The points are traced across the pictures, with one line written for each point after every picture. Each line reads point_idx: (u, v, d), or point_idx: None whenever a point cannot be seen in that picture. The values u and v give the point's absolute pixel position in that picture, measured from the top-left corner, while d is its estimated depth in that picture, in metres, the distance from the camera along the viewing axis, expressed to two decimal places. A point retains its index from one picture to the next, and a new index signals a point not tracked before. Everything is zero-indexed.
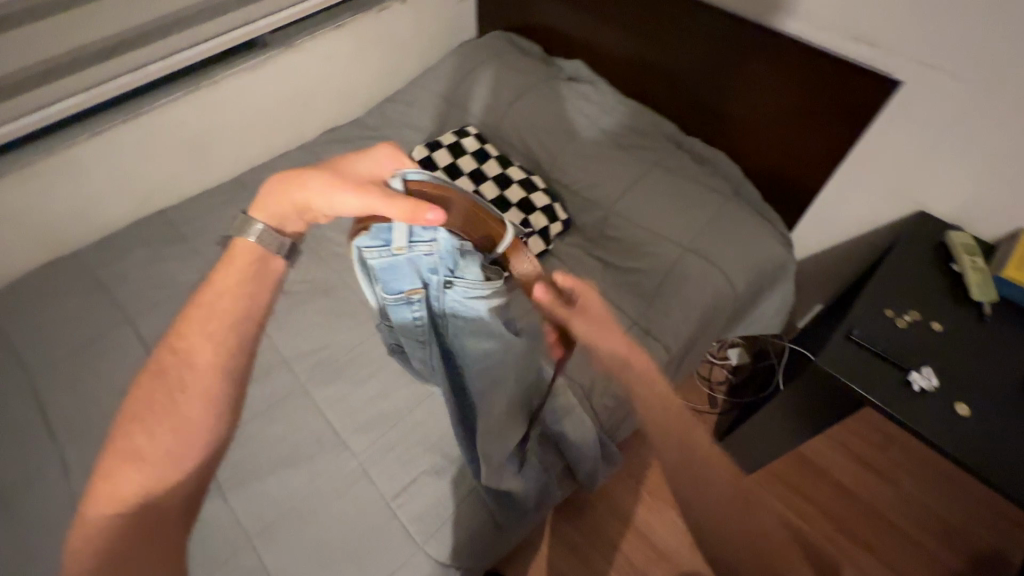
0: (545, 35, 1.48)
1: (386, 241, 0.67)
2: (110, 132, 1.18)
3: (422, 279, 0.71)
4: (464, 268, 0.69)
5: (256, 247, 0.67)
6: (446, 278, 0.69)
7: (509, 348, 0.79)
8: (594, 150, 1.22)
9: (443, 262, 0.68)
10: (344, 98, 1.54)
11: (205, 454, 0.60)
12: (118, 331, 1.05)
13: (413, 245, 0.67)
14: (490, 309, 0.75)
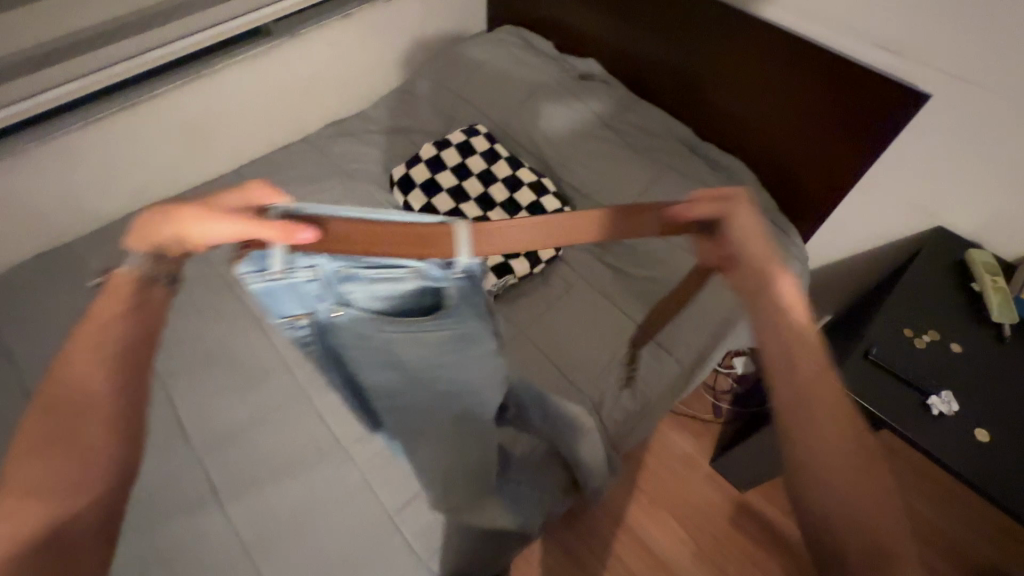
0: (557, 31, 1.44)
1: (260, 267, 0.54)
2: (107, 121, 1.13)
3: (307, 303, 0.61)
4: (352, 295, 0.61)
5: (134, 276, 0.52)
6: (334, 304, 0.61)
7: (414, 379, 0.73)
8: (607, 153, 1.19)
9: (329, 289, 0.59)
10: (348, 90, 1.49)
11: (106, 484, 0.44)
12: None
13: (294, 271, 0.56)
14: (391, 338, 0.66)
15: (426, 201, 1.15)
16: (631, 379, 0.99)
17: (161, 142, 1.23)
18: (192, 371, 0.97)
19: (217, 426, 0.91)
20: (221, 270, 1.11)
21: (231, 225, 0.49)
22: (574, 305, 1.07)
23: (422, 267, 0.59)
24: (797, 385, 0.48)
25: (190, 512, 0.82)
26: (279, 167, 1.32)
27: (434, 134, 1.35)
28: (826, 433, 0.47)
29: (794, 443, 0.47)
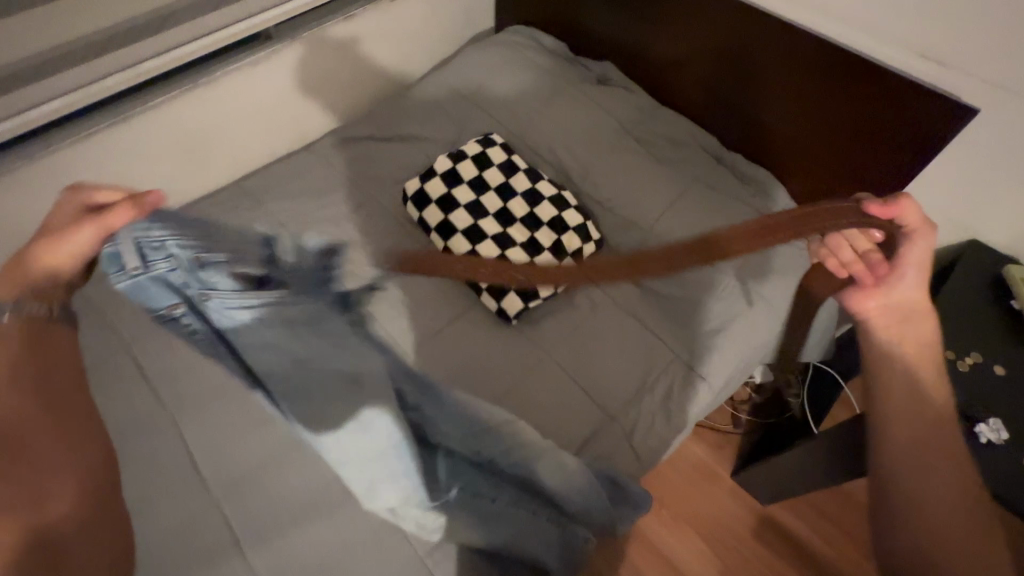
0: (572, 32, 1.38)
1: (117, 263, 0.50)
2: (97, 135, 1.06)
3: (177, 294, 0.54)
4: (216, 278, 0.53)
5: (27, 318, 0.57)
6: (202, 291, 0.53)
7: (328, 369, 0.61)
8: (629, 164, 1.14)
9: (191, 274, 0.52)
10: (351, 94, 1.42)
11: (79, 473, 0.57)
12: (115, 359, 0.96)
13: (149, 262, 0.51)
14: (281, 318, 0.57)
15: (444, 217, 1.10)
16: (664, 404, 0.95)
17: (160, 156, 1.17)
18: (204, 406, 0.92)
19: (234, 466, 0.87)
20: None
21: (86, 229, 0.54)
22: (600, 324, 1.03)
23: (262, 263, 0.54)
24: (906, 427, 0.58)
25: (210, 561, 0.78)
26: (281, 177, 1.25)
27: (445, 142, 1.29)
28: (928, 460, 0.56)
29: (898, 483, 0.56)
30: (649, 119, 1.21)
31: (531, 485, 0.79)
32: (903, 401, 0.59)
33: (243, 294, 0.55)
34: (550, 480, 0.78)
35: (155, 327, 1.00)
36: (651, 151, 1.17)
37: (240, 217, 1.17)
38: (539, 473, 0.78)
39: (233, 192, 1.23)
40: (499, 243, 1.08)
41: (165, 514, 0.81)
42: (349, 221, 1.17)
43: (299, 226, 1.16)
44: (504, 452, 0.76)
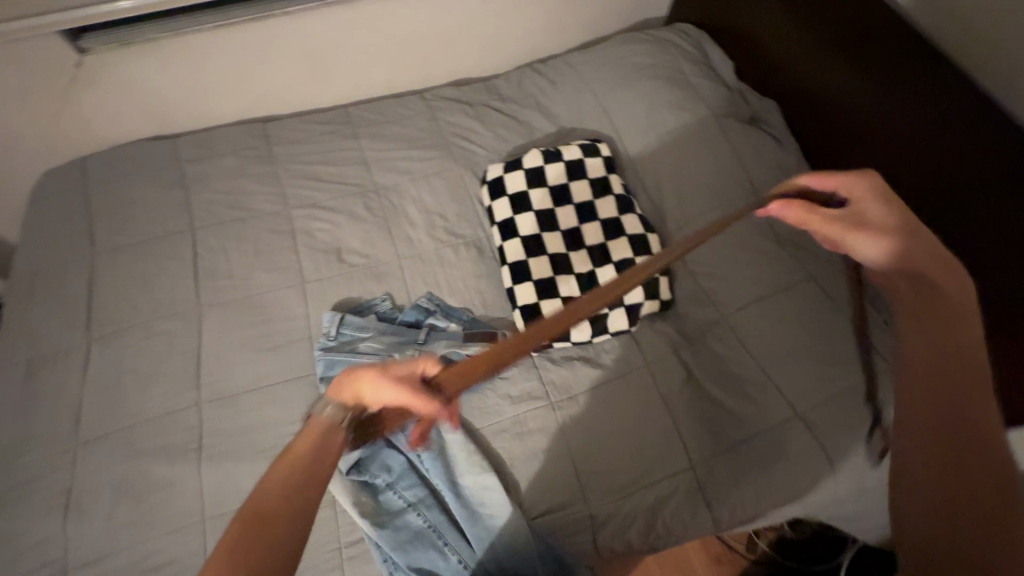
0: (745, 50, 1.16)
1: (429, 302, 0.97)
2: (236, 27, 1.11)
3: (420, 316, 0.95)
4: (438, 316, 0.95)
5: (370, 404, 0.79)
6: (433, 315, 0.95)
7: None
8: (738, 230, 0.95)
9: (448, 312, 0.96)
10: (489, 51, 1.35)
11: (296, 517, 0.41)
12: (180, 239, 1.04)
13: (441, 304, 0.97)
14: (444, 348, 0.89)
15: (511, 216, 1.02)
16: (649, 516, 0.82)
17: (285, 59, 1.19)
18: (230, 313, 0.97)
19: (228, 380, 0.91)
20: (292, 215, 1.08)
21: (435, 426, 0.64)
22: (623, 396, 0.89)
23: (453, 332, 0.92)
24: (931, 367, 0.44)
25: (173, 458, 0.84)
26: (385, 115, 1.23)
27: (555, 133, 1.18)
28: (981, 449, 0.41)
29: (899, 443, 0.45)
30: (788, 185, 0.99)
31: (450, 510, 0.82)
32: (914, 344, 0.46)
33: (442, 326, 0.94)
34: (467, 491, 0.82)
35: (222, 223, 1.07)
36: (775, 223, 0.96)
37: (333, 144, 1.17)
38: (455, 493, 0.82)
39: (338, 116, 1.23)
40: (554, 265, 0.98)
41: (161, 397, 0.89)
42: (426, 182, 1.12)
43: (379, 170, 1.14)
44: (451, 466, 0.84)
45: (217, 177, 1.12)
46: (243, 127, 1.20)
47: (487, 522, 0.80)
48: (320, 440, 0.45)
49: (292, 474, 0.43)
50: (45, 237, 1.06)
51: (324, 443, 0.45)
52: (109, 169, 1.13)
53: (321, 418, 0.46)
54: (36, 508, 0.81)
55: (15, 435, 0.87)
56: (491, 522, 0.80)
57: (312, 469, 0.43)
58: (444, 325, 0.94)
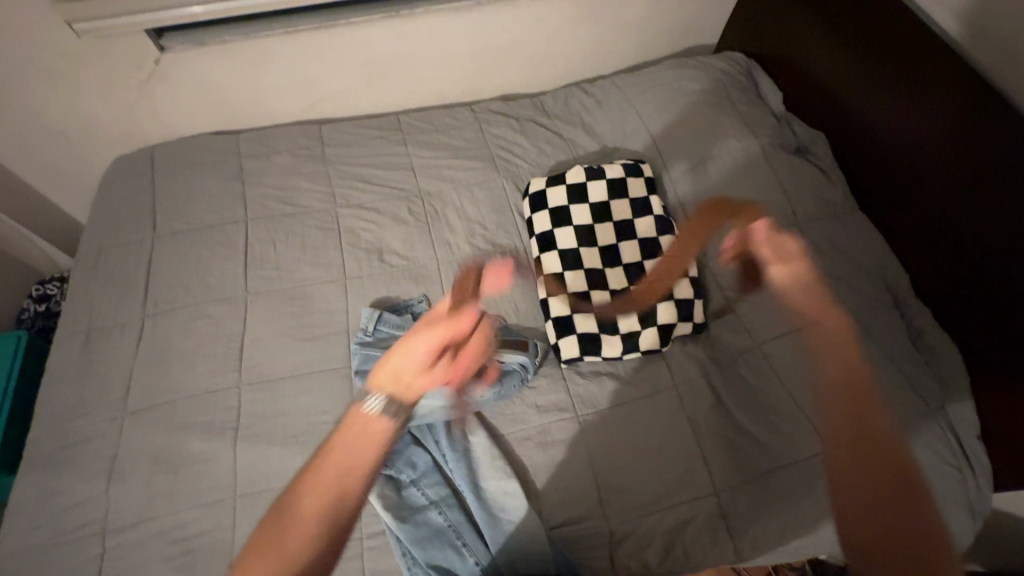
0: (794, 81, 1.16)
1: None
2: (302, 34, 1.17)
3: None
4: None
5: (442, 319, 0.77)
6: None
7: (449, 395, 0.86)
8: (776, 257, 0.95)
9: None
10: (538, 69, 1.39)
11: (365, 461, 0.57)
12: (234, 229, 1.10)
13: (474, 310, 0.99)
14: None
15: (550, 229, 1.05)
16: (667, 539, 0.81)
17: (344, 65, 1.25)
18: (274, 302, 1.02)
19: (267, 365, 0.95)
20: (339, 214, 1.12)
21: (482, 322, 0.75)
22: (650, 415, 0.89)
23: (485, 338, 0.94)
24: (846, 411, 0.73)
25: (211, 435, 0.88)
26: (433, 124, 1.27)
27: (598, 152, 1.20)
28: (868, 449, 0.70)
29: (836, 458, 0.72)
30: (831, 217, 0.99)
31: (470, 511, 0.84)
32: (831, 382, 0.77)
33: None
34: (488, 494, 0.83)
35: (273, 216, 1.12)
36: (816, 254, 0.95)
37: (383, 149, 1.22)
38: (475, 494, 0.83)
39: (389, 122, 1.28)
40: (589, 281, 1.00)
41: (205, 376, 0.94)
42: (468, 190, 1.15)
43: (424, 176, 1.18)
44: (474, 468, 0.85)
45: (271, 172, 1.18)
46: (299, 128, 1.26)
47: (506, 527, 0.80)
48: (358, 437, 0.58)
49: (327, 473, 0.55)
50: (112, 217, 1.13)
51: (356, 446, 0.57)
52: (174, 159, 1.21)
53: (361, 410, 0.59)
54: (83, 470, 0.86)
55: (68, 399, 0.93)
56: (509, 527, 0.80)
57: (345, 470, 0.55)
58: None
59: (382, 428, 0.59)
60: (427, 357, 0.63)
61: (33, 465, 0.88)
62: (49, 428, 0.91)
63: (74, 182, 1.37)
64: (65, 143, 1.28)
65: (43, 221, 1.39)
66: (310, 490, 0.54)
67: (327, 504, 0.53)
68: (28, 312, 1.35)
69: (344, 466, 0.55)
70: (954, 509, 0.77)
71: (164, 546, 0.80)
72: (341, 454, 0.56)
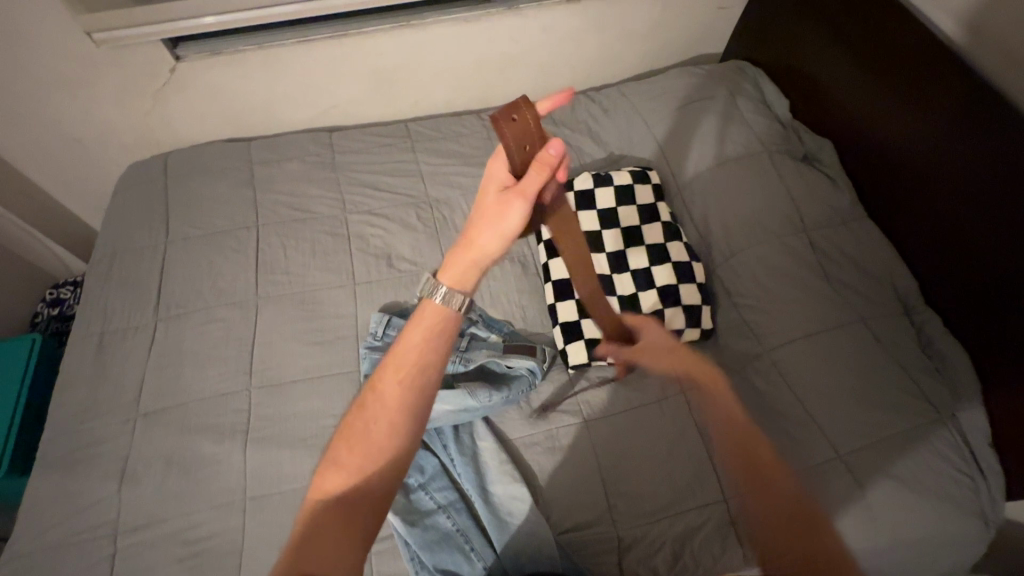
0: (800, 89, 1.17)
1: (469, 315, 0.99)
2: (314, 43, 1.19)
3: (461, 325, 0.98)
4: (479, 327, 0.98)
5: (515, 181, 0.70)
6: (473, 325, 0.98)
7: (461, 403, 0.87)
8: (783, 263, 0.95)
9: (488, 323, 0.99)
10: (545, 78, 1.40)
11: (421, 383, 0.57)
12: (246, 234, 1.12)
13: (481, 316, 0.99)
14: (486, 358, 0.92)
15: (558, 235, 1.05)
16: (677, 545, 0.80)
17: (354, 74, 1.27)
18: (284, 306, 1.03)
19: (278, 369, 0.96)
20: (349, 220, 1.14)
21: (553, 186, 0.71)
22: (657, 420, 0.89)
23: (494, 344, 0.95)
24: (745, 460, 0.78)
25: (222, 438, 0.89)
26: (442, 132, 1.29)
27: (605, 159, 1.21)
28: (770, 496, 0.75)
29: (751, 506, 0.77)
30: (838, 224, 0.99)
31: (476, 513, 0.84)
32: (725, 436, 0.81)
33: (483, 336, 0.97)
34: (495, 497, 0.83)
35: (284, 222, 1.13)
36: (823, 260, 0.95)
37: (392, 156, 1.24)
38: (482, 497, 0.83)
39: (398, 130, 1.30)
40: (597, 286, 1.00)
41: (215, 379, 0.95)
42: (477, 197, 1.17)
43: (433, 182, 1.19)
44: (481, 471, 0.85)
45: (283, 178, 1.19)
46: (310, 135, 1.28)
47: (512, 528, 0.80)
48: (423, 335, 0.58)
49: (398, 375, 0.57)
50: (126, 223, 1.15)
51: (422, 344, 0.58)
52: (187, 165, 1.22)
53: (429, 305, 0.59)
54: (95, 472, 0.87)
55: (82, 402, 0.94)
56: (516, 528, 0.80)
57: (415, 372, 0.57)
58: (485, 336, 0.97)
59: (449, 318, 0.59)
60: (511, 224, 0.61)
61: (47, 466, 0.89)
62: (63, 430, 0.92)
63: (89, 189, 1.39)
64: (82, 150, 1.30)
65: (58, 226, 1.41)
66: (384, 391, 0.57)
67: (400, 408, 0.56)
68: (41, 316, 1.37)
69: (414, 366, 0.57)
70: (966, 516, 0.76)
71: (174, 547, 0.80)
72: (410, 356, 0.57)
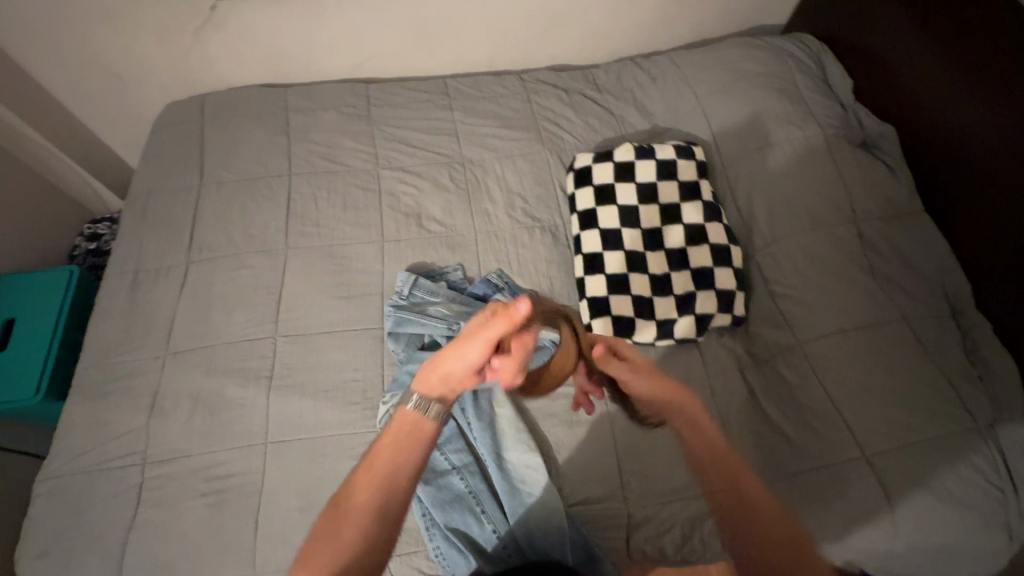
0: (866, 69, 1.09)
1: (497, 283, 0.97)
2: None
3: (487, 290, 0.97)
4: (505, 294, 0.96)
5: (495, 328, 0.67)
6: (499, 291, 0.97)
7: None
8: (827, 255, 0.91)
9: (516, 291, 0.97)
10: (592, 41, 1.33)
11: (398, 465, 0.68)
12: (279, 182, 1.11)
13: (508, 284, 0.97)
14: None
15: (593, 206, 1.02)
16: (687, 528, 0.80)
17: (395, 25, 1.23)
18: (312, 258, 1.03)
19: (303, 320, 0.97)
20: (380, 175, 1.12)
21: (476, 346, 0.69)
22: None
23: None
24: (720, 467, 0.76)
25: (246, 382, 0.91)
26: (481, 91, 1.25)
27: (649, 131, 1.16)
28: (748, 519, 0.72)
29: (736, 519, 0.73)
30: (891, 216, 0.93)
31: (489, 476, 0.85)
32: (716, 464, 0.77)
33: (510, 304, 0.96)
34: (508, 465, 0.84)
35: (315, 173, 1.12)
36: (871, 254, 0.90)
37: (428, 113, 1.20)
38: (495, 463, 0.84)
39: (436, 86, 1.26)
40: (629, 263, 0.98)
41: (243, 325, 0.96)
42: (512, 162, 1.13)
43: (467, 143, 1.16)
44: (497, 437, 0.86)
45: (318, 128, 1.18)
46: (346, 86, 1.25)
47: (525, 497, 0.82)
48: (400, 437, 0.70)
49: (374, 470, 0.67)
50: (161, 163, 1.16)
51: (393, 447, 0.69)
52: (223, 110, 1.22)
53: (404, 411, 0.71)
54: (126, 401, 0.90)
55: (115, 334, 0.97)
56: (529, 498, 0.81)
57: (384, 488, 0.66)
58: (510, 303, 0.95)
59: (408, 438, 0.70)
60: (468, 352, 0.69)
61: (82, 393, 0.92)
62: (98, 360, 0.95)
63: (127, 126, 1.40)
64: (121, 87, 1.30)
65: (99, 161, 1.44)
66: (359, 485, 0.66)
67: (370, 506, 0.64)
68: (79, 248, 1.40)
69: (383, 476, 0.66)
70: (994, 535, 0.73)
71: (198, 481, 0.83)
72: (381, 455, 0.68)
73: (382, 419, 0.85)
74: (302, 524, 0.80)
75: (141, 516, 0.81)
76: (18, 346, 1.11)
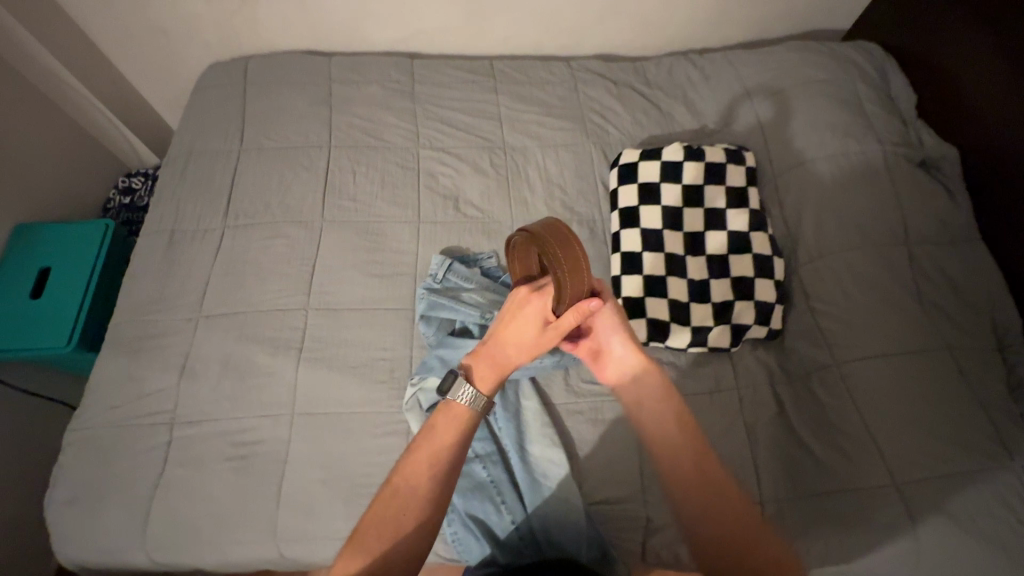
0: (933, 85, 1.05)
1: None
2: None
3: None
4: None
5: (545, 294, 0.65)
6: None
7: None
8: (875, 275, 0.88)
9: None
10: (644, 32, 1.29)
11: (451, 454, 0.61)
12: (319, 153, 1.10)
13: None
14: None
15: (635, 204, 1.00)
16: None
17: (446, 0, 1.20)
18: (347, 233, 1.02)
19: (335, 295, 0.96)
20: (420, 154, 1.11)
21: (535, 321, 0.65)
22: (707, 413, 0.87)
23: None
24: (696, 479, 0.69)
25: (276, 351, 0.91)
26: (527, 76, 1.22)
27: (698, 131, 1.13)
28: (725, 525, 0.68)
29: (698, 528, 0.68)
30: (945, 241, 0.90)
31: (509, 466, 0.85)
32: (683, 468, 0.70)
33: None
34: (530, 457, 0.84)
35: (355, 146, 1.11)
36: (921, 278, 0.88)
37: (472, 95, 1.18)
38: (516, 454, 0.84)
39: (482, 67, 1.23)
40: (668, 265, 0.96)
41: (276, 294, 0.96)
42: (554, 151, 1.11)
43: (510, 128, 1.14)
44: (520, 429, 0.86)
45: (360, 101, 1.16)
46: (390, 59, 1.23)
47: (544, 491, 0.82)
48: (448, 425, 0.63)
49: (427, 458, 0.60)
50: (202, 124, 1.15)
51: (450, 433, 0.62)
52: (266, 74, 1.20)
53: (455, 405, 0.63)
54: (158, 359, 0.91)
55: (149, 292, 0.97)
56: (549, 492, 0.81)
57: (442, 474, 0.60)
58: None
59: (474, 418, 0.64)
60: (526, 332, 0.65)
61: (115, 347, 0.94)
62: (131, 315, 0.96)
63: (168, 82, 1.39)
64: (165, 43, 1.29)
65: (138, 116, 1.44)
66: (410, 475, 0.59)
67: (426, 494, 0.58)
68: (113, 202, 1.41)
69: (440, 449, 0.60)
70: None
71: (225, 445, 0.84)
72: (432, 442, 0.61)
73: (409, 401, 0.85)
74: (325, 496, 0.80)
75: (167, 474, 0.82)
76: (52, 295, 1.13)
